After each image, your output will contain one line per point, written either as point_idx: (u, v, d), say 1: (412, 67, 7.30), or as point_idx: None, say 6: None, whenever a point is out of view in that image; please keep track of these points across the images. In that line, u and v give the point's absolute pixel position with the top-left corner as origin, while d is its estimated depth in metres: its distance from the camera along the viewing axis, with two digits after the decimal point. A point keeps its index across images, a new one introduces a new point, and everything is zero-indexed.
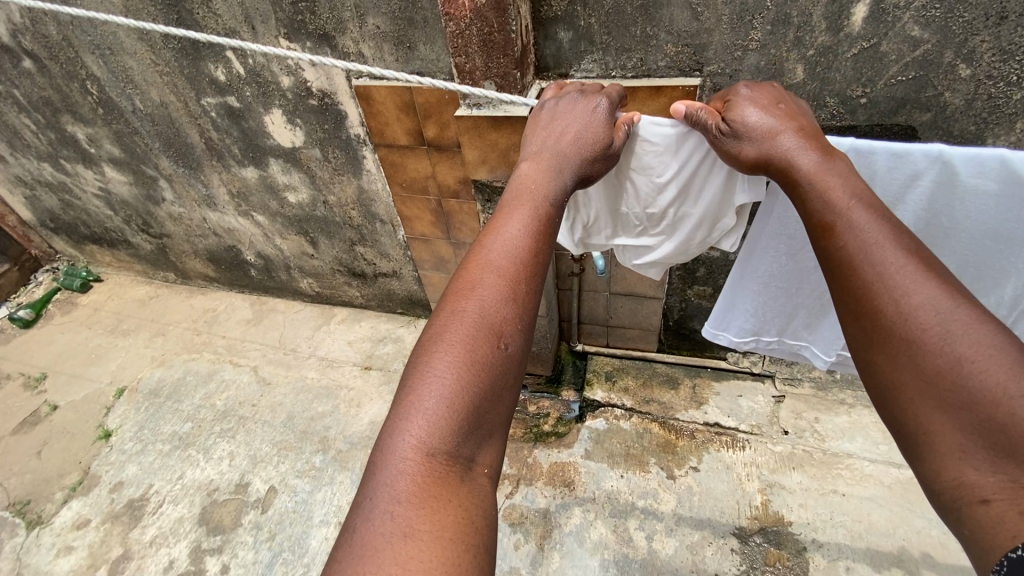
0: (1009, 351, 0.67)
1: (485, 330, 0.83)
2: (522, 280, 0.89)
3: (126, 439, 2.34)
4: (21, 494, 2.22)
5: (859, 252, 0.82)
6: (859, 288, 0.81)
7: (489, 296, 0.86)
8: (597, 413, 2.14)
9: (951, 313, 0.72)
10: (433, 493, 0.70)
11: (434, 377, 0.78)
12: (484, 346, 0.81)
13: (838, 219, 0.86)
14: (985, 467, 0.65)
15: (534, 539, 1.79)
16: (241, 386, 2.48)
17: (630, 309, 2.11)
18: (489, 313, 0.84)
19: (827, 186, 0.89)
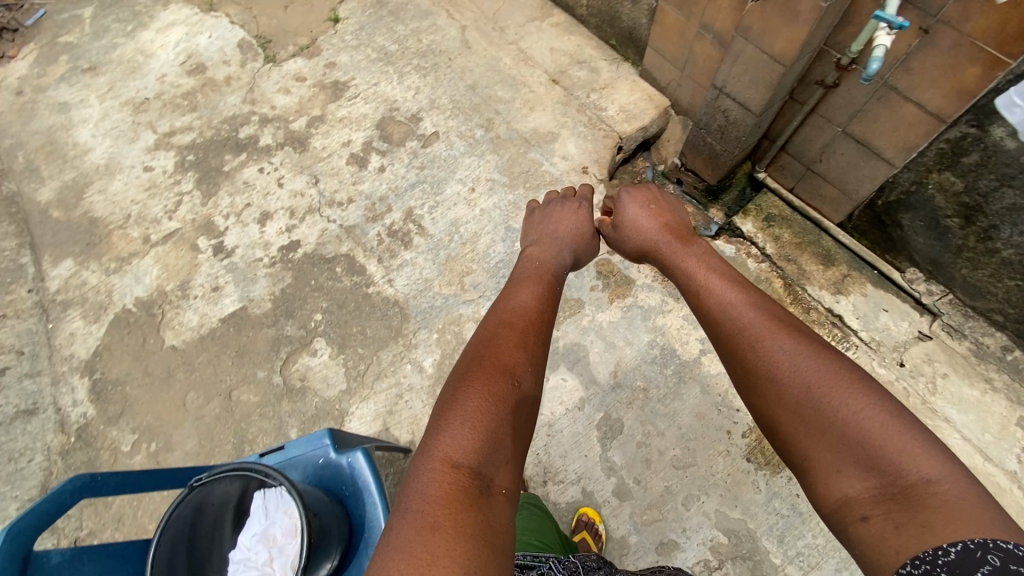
0: (854, 382, 0.89)
1: (501, 373, 0.96)
2: (533, 342, 1.08)
3: (347, 32, 2.63)
4: (267, 33, 2.66)
5: (727, 313, 1.10)
6: (738, 341, 1.05)
7: (488, 351, 1.04)
8: (731, 239, 2.04)
9: (798, 358, 0.95)
10: (455, 499, 0.75)
11: (458, 410, 0.88)
12: (500, 383, 0.94)
13: (706, 291, 1.18)
14: (852, 481, 0.82)
15: (609, 293, 1.94)
16: (447, 37, 2.58)
17: (848, 160, 1.81)
18: (506, 362, 0.98)
19: (712, 281, 1.19)
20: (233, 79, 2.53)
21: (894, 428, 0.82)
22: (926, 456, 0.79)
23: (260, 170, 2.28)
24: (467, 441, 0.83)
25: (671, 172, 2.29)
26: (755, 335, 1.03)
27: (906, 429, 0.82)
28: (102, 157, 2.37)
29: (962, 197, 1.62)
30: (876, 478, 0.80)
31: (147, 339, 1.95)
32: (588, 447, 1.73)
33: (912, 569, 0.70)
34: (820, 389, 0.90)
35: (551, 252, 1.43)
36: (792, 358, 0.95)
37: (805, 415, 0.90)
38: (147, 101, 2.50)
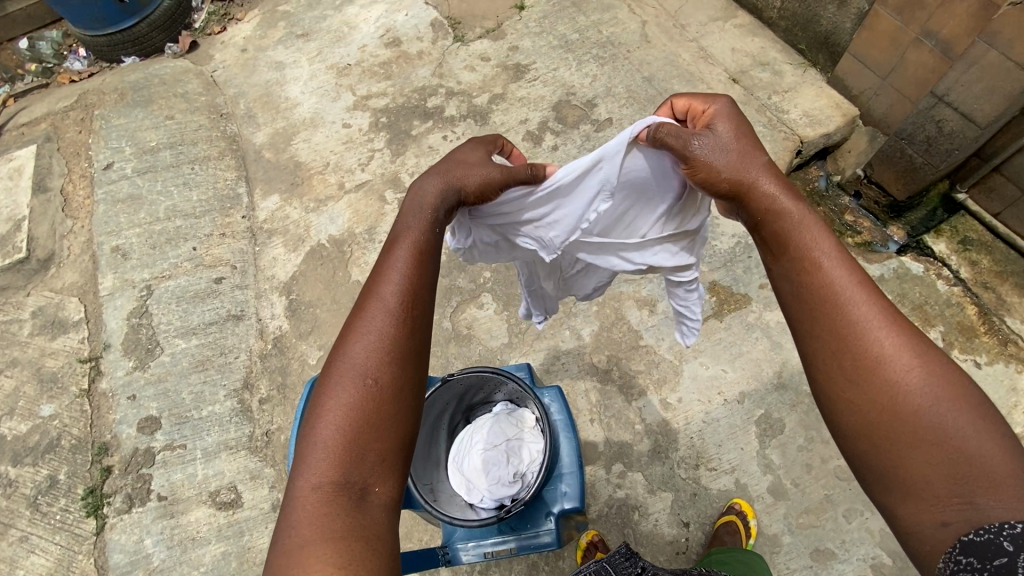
0: (955, 393, 0.77)
1: (359, 383, 0.82)
2: (400, 333, 0.86)
3: (532, 19, 2.79)
4: (456, 15, 2.89)
5: (842, 295, 0.84)
6: (844, 334, 0.83)
7: (363, 348, 0.85)
8: (919, 259, 1.95)
9: (905, 363, 0.79)
10: (328, 510, 0.74)
11: (320, 432, 0.79)
12: (353, 396, 0.81)
13: (805, 245, 0.88)
14: (928, 463, 0.75)
15: None
16: (627, 29, 2.65)
17: None
18: (362, 363, 0.84)
19: (810, 230, 0.89)
20: (425, 53, 2.77)
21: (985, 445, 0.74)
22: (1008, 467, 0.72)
23: (443, 137, 2.47)
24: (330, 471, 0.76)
25: (849, 183, 2.15)
26: (864, 330, 0.82)
27: (1002, 441, 0.74)
28: (309, 112, 2.68)
29: None
30: (930, 444, 0.75)
31: (336, 272, 2.18)
32: (745, 441, 1.71)
33: (980, 536, 0.69)
34: (929, 397, 0.77)
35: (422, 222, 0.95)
36: (907, 367, 0.79)
37: (894, 425, 0.78)
38: (349, 67, 2.80)
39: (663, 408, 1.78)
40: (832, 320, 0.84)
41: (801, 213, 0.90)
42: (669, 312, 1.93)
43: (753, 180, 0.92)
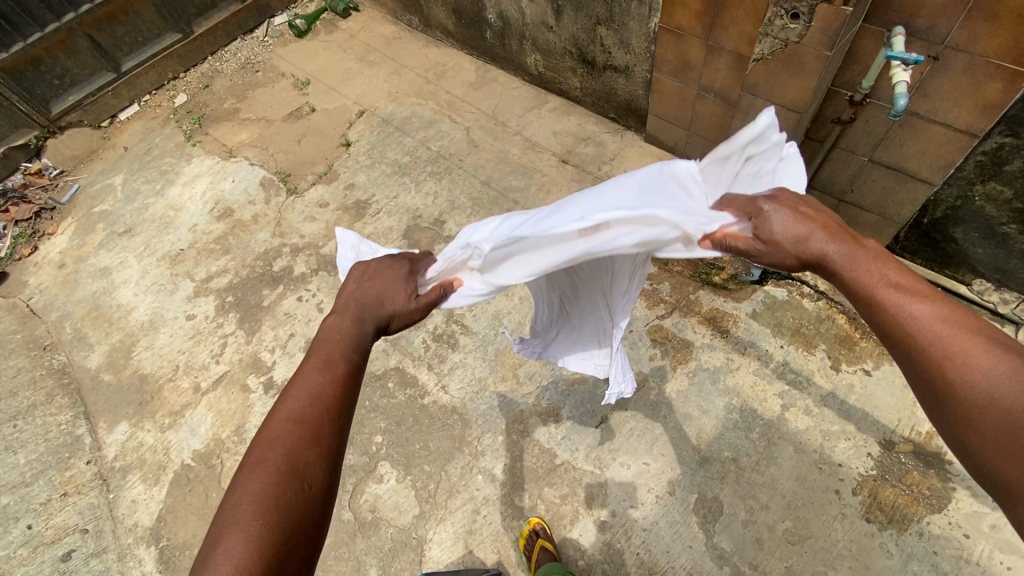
0: None
1: (301, 441, 0.85)
2: (329, 418, 0.89)
3: (361, 153, 2.78)
4: (285, 168, 2.82)
5: (925, 338, 0.75)
6: (946, 376, 0.73)
7: (304, 404, 0.89)
8: (780, 283, 1.97)
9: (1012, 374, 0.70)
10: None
11: (253, 488, 0.80)
12: (296, 457, 0.84)
13: (879, 302, 0.79)
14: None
15: (670, 360, 1.87)
16: (454, 140, 2.70)
17: (881, 187, 1.78)
18: (308, 417, 0.88)
19: (870, 279, 0.80)
20: (260, 216, 2.65)
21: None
22: None
23: (298, 299, 2.31)
24: (254, 540, 0.75)
25: None
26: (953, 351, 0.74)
27: None
28: (146, 313, 2.43)
29: (1014, 203, 1.53)
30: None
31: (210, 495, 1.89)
32: (690, 536, 1.58)
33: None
34: None
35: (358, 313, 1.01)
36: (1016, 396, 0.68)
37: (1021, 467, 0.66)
38: (182, 252, 2.60)
39: (600, 530, 1.63)
40: (913, 349, 0.76)
41: (866, 262, 0.81)
42: (574, 417, 1.81)
43: (810, 247, 0.83)
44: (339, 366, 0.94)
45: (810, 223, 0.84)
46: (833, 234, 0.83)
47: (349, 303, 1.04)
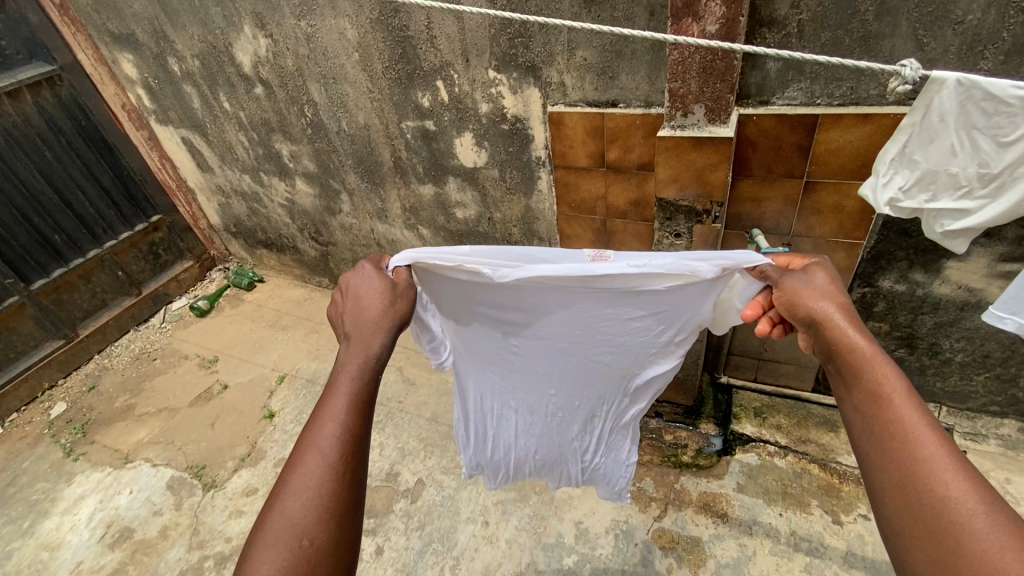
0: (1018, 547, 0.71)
1: (310, 498, 0.90)
2: (335, 470, 0.93)
3: (288, 421, 2.59)
4: (198, 459, 2.50)
5: (900, 416, 0.86)
6: (899, 447, 0.85)
7: (333, 428, 0.97)
8: (747, 448, 2.06)
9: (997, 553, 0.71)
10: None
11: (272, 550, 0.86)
12: (303, 516, 0.88)
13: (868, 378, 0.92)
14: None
15: (688, 566, 1.74)
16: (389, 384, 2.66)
17: (789, 342, 2.04)
18: (338, 441, 0.95)
19: (872, 361, 0.93)
20: (169, 528, 2.21)
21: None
22: None
23: None
24: None
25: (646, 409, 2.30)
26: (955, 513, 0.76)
27: None
28: None
29: (894, 332, 1.84)
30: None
31: None
32: None
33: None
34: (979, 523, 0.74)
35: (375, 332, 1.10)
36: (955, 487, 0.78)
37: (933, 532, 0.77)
38: None
39: None
40: (899, 466, 0.83)
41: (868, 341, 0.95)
42: None
43: (823, 312, 1.01)
44: (357, 385, 1.03)
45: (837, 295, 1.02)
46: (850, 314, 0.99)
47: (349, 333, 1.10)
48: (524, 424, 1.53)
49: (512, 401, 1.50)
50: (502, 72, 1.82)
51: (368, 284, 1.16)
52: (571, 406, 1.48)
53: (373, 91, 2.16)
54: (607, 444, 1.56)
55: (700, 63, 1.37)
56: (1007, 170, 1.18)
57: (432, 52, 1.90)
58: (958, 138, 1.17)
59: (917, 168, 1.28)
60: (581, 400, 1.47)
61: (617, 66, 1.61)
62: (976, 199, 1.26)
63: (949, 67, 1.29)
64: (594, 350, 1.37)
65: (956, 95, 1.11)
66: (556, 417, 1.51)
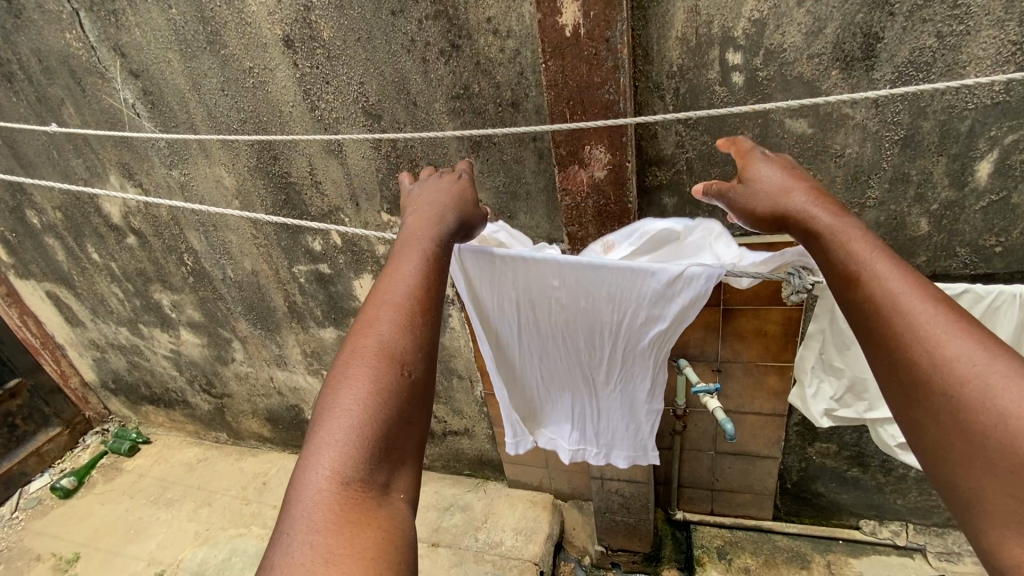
0: None
1: (389, 359, 0.83)
2: (415, 329, 0.88)
3: None
4: None
5: (895, 294, 0.76)
6: (887, 326, 0.75)
7: (388, 331, 0.86)
8: None
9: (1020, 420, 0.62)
10: (352, 518, 0.68)
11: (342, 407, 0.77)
12: (383, 371, 0.81)
13: (861, 270, 0.80)
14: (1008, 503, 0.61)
15: None
16: None
17: (740, 471, 1.86)
18: (389, 347, 0.84)
19: (850, 241, 0.83)
20: None
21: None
22: None
23: None
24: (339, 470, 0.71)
25: (600, 560, 2.14)
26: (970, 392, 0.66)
27: None
28: None
29: (842, 451, 1.70)
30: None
31: None
32: None
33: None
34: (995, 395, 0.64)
35: (431, 226, 1.02)
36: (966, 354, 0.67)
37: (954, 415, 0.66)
38: None
39: None
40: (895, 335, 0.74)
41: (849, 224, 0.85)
42: None
43: (792, 206, 0.91)
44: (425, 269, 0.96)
45: (798, 183, 0.94)
46: (821, 198, 0.90)
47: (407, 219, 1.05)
48: (532, 322, 1.32)
49: (511, 293, 1.28)
50: (395, 213, 1.68)
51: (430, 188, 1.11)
52: (576, 304, 1.24)
53: (258, 236, 1.95)
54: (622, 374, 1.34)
55: (594, 208, 1.28)
56: None
57: (317, 197, 1.75)
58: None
59: (845, 379, 1.34)
60: (582, 299, 1.22)
61: (514, 205, 1.52)
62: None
63: (840, 196, 1.28)
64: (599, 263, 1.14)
65: None
66: (562, 321, 1.29)
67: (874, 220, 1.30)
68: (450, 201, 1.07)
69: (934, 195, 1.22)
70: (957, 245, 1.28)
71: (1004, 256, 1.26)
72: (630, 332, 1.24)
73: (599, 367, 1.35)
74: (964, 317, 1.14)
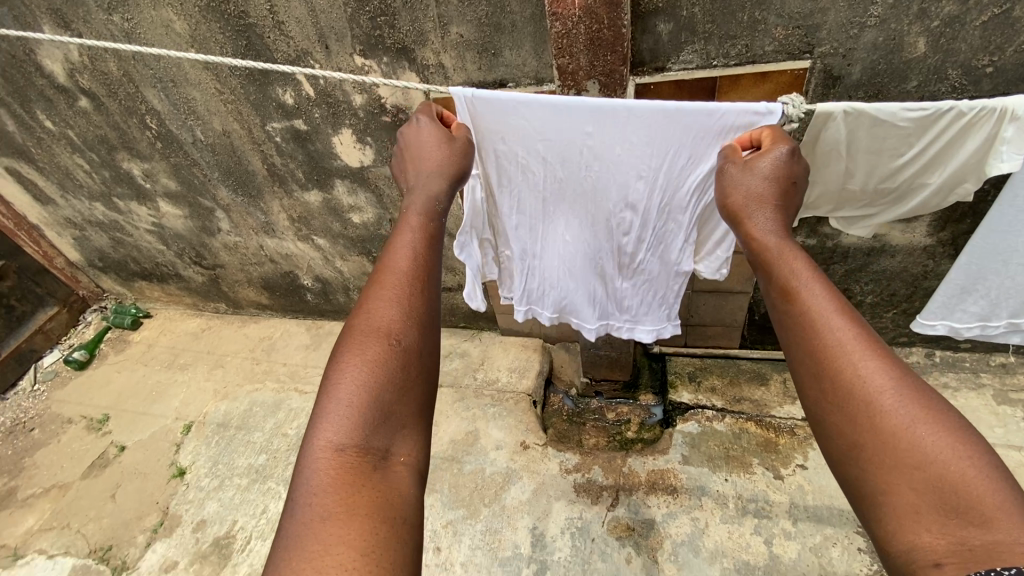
0: (960, 437, 0.73)
1: (381, 334, 0.92)
2: (418, 301, 0.98)
3: (202, 476, 2.30)
4: (100, 541, 2.18)
5: (824, 315, 0.86)
6: (822, 335, 0.85)
7: (388, 306, 0.96)
8: (688, 416, 2.06)
9: (950, 446, 0.72)
10: (346, 480, 0.79)
11: (347, 384, 0.88)
12: (376, 347, 0.91)
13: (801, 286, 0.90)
14: (941, 532, 0.69)
15: (646, 551, 1.73)
16: (312, 412, 2.43)
17: (713, 306, 2.02)
18: (384, 320, 0.94)
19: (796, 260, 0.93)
20: None
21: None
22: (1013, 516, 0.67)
23: None
24: (344, 428, 0.83)
25: (584, 390, 2.38)
26: (895, 416, 0.76)
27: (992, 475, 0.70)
28: None
29: None
30: (964, 528, 0.68)
31: None
32: None
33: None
34: (909, 416, 0.75)
35: (424, 198, 1.10)
36: (892, 381, 0.79)
37: (873, 427, 0.77)
38: None
39: None
40: (824, 348, 0.84)
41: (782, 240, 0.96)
42: None
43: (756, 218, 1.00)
44: (417, 246, 1.04)
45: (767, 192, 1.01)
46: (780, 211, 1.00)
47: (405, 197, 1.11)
48: (557, 181, 1.33)
49: (539, 148, 1.26)
50: (369, 56, 1.56)
51: (420, 137, 1.17)
52: (608, 152, 1.23)
53: (224, 91, 1.82)
54: (654, 232, 1.35)
55: (586, 35, 1.20)
56: (902, 184, 1.26)
57: (282, 41, 1.60)
58: (859, 160, 1.22)
59: (812, 186, 1.33)
60: (616, 148, 1.21)
61: (499, 40, 1.42)
62: (880, 201, 1.32)
63: (840, 16, 1.22)
64: (642, 108, 1.12)
65: (846, 121, 1.12)
66: (595, 180, 1.29)
67: (872, 42, 1.25)
68: (429, 167, 1.13)
69: (937, 10, 1.17)
70: (951, 67, 1.25)
71: (994, 77, 1.25)
72: (665, 184, 1.25)
73: (627, 229, 1.37)
74: (946, 128, 1.10)
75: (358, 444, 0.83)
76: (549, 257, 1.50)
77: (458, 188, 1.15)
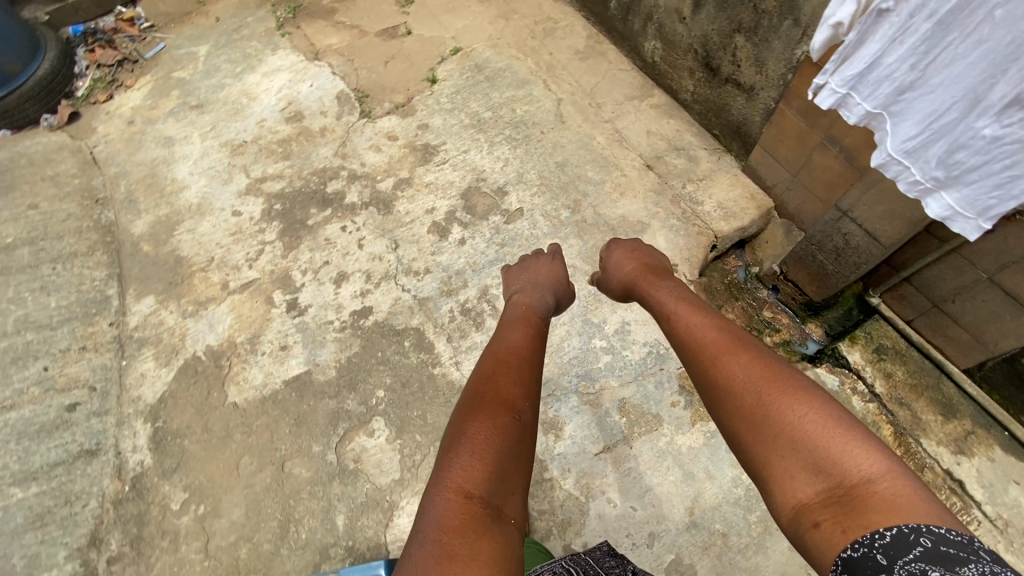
0: (816, 404, 1.06)
1: (507, 408, 1.18)
2: (522, 371, 1.32)
3: (444, 94, 2.64)
4: (365, 87, 2.73)
5: (704, 347, 1.32)
6: (711, 355, 1.29)
7: (518, 387, 1.26)
8: (836, 371, 1.87)
9: (818, 423, 1.03)
10: (468, 526, 0.91)
11: (473, 437, 1.09)
12: (505, 418, 1.15)
13: (686, 338, 1.40)
14: (813, 484, 0.98)
15: (691, 412, 1.80)
16: (542, 108, 2.53)
17: (988, 310, 1.60)
18: (507, 396, 1.21)
19: (690, 324, 1.42)
20: (328, 130, 2.60)
21: (939, 509, 0.88)
22: (845, 452, 0.98)
23: (342, 227, 2.30)
24: (477, 467, 1.02)
25: (765, 278, 2.15)
26: (754, 398, 1.13)
27: (831, 424, 1.02)
28: (196, 195, 2.47)
29: None
30: (832, 489, 0.95)
31: (211, 391, 1.97)
32: None
33: (853, 552, 0.85)
34: (767, 397, 1.12)
35: (531, 296, 1.70)
36: (747, 373, 1.18)
37: (746, 409, 1.13)
38: (244, 144, 2.60)
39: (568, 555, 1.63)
40: (716, 375, 1.24)
41: (677, 316, 1.48)
42: (576, 436, 1.80)
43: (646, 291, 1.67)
44: (520, 342, 1.44)
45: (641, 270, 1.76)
46: (661, 279, 1.68)
47: (518, 296, 1.70)
48: None
49: None
50: None
51: (535, 264, 1.84)
52: None
53: None
54: None
55: None
56: None
57: None
58: None
59: None
60: None
61: None
62: None
63: None
64: None
65: None
66: None
67: None
68: (547, 282, 1.76)
69: None
70: None
71: None
72: None
73: None
74: None
75: (485, 486, 1.00)
76: (938, 38, 1.10)
77: (558, 292, 1.75)
